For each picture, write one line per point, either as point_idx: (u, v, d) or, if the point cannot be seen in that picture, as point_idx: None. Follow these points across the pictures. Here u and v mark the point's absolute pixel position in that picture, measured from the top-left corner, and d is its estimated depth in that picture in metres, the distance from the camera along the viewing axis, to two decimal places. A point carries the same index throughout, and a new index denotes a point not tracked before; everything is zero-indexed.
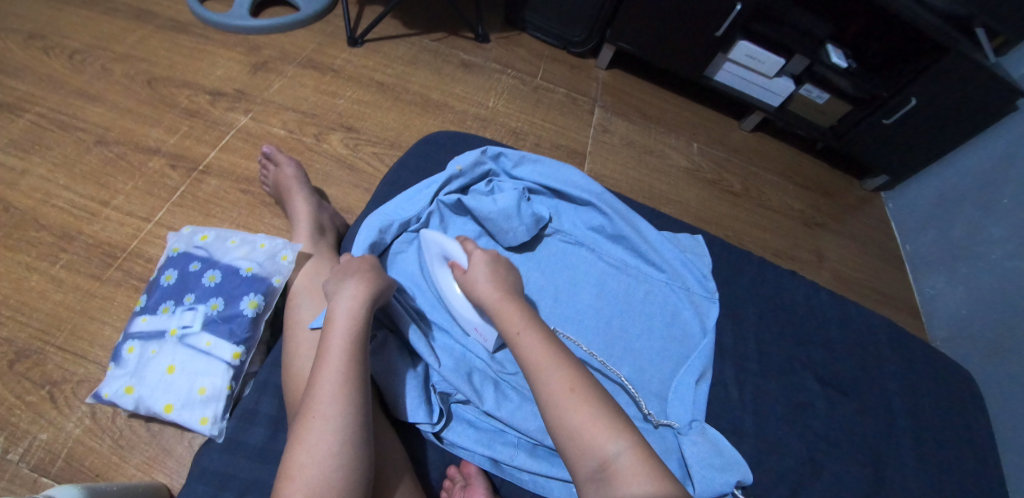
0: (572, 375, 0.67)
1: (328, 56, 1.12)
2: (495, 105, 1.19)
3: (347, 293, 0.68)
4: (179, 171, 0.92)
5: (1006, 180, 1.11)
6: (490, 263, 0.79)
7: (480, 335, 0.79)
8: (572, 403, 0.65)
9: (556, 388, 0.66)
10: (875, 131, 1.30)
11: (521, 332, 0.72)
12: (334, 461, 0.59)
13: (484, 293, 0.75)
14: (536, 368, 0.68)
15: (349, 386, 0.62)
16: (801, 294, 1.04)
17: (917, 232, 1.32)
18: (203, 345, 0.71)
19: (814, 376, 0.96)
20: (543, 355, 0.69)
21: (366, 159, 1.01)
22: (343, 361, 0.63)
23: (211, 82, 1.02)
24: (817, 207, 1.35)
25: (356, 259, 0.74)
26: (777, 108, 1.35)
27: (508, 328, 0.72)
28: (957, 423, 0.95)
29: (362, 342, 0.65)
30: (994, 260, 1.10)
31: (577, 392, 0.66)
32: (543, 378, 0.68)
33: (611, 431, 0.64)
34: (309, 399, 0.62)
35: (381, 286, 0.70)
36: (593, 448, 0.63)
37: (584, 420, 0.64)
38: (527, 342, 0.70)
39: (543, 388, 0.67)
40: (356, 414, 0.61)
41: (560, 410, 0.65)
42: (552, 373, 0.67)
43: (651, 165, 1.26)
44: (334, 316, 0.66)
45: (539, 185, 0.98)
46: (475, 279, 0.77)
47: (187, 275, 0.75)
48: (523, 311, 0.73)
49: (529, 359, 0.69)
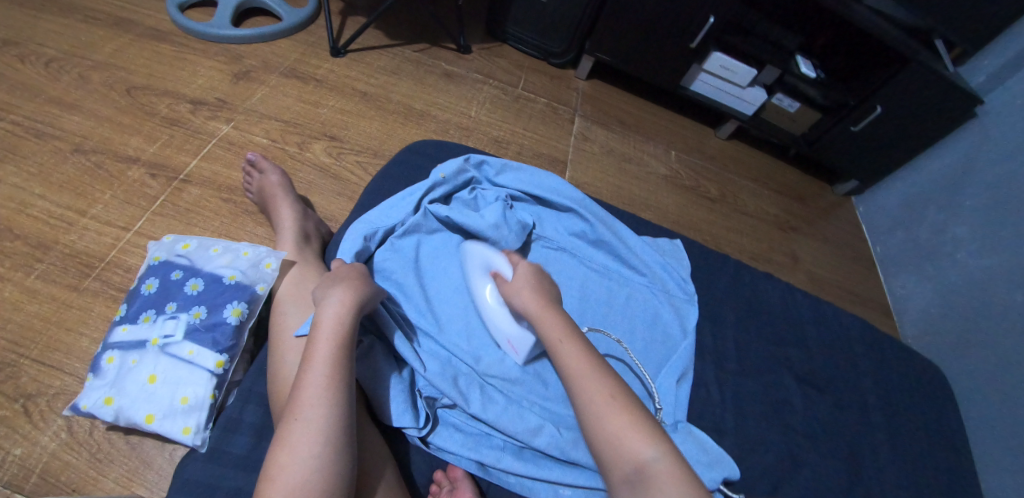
0: (609, 382, 0.70)
1: (310, 66, 1.13)
2: (477, 114, 1.20)
3: (335, 298, 0.68)
4: (159, 180, 0.91)
5: (969, 183, 1.17)
6: (535, 274, 0.82)
7: (512, 347, 0.81)
8: (611, 410, 0.68)
9: (594, 395, 0.69)
10: (845, 138, 1.34)
11: (562, 338, 0.74)
12: (317, 463, 0.58)
13: (528, 300, 0.78)
14: (574, 375, 0.71)
15: (333, 389, 0.62)
16: (777, 296, 1.08)
17: (886, 234, 1.37)
18: (186, 354, 0.69)
19: (791, 374, 0.99)
20: (581, 363, 0.71)
21: (349, 168, 1.01)
22: (329, 365, 0.63)
23: (192, 91, 1.02)
24: (791, 212, 1.39)
25: (345, 267, 0.74)
26: (750, 117, 1.39)
27: (548, 335, 0.75)
28: (927, 415, 0.99)
29: (348, 346, 0.65)
30: (959, 259, 1.15)
31: (616, 400, 0.69)
32: (581, 385, 0.70)
33: (646, 438, 0.66)
34: (294, 400, 0.61)
35: (366, 293, 0.71)
36: (629, 453, 0.65)
37: (620, 426, 0.67)
38: (567, 349, 0.73)
39: (583, 395, 0.70)
40: (340, 415, 0.61)
41: (597, 417, 0.68)
42: (591, 382, 0.70)
43: (630, 172, 1.28)
44: (320, 321, 0.66)
45: (522, 192, 0.99)
46: (518, 288, 0.80)
47: (169, 284, 0.74)
48: (562, 319, 0.76)
49: (568, 366, 0.72)
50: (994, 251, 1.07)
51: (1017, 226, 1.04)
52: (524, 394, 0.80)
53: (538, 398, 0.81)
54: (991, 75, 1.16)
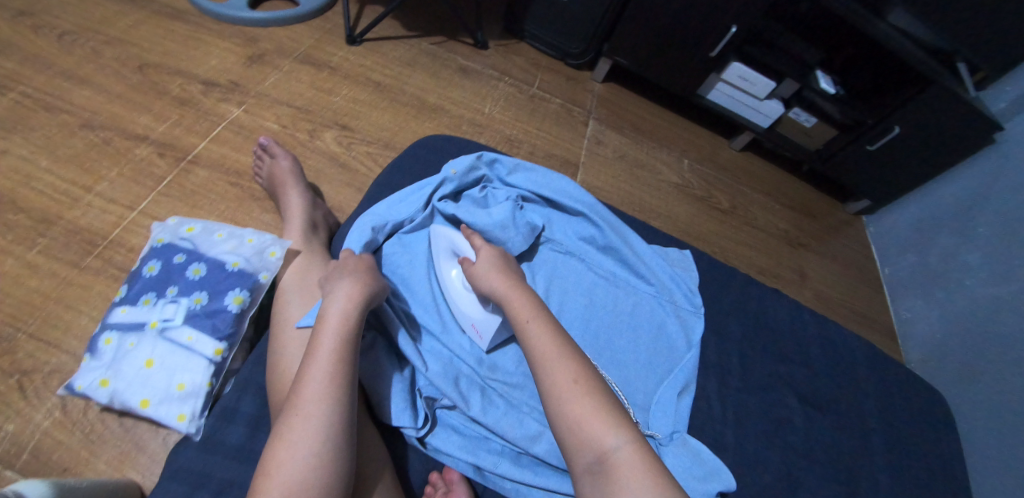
0: (575, 367, 0.68)
1: (325, 53, 1.11)
2: (491, 111, 1.19)
3: (342, 294, 0.67)
4: (167, 160, 0.89)
5: (982, 209, 1.15)
6: (499, 257, 0.80)
7: (477, 332, 0.80)
8: (575, 395, 0.65)
9: (560, 379, 0.67)
10: (861, 157, 1.33)
11: (529, 321, 0.72)
12: (315, 460, 0.57)
13: (494, 283, 0.76)
14: (541, 359, 0.69)
15: (336, 385, 0.61)
16: (784, 313, 1.07)
17: (896, 256, 1.36)
18: (184, 340, 0.68)
19: (794, 392, 0.98)
20: (548, 346, 0.69)
21: (359, 158, 1.00)
22: (333, 360, 0.62)
23: (205, 71, 1.00)
24: (800, 228, 1.38)
25: (353, 258, 0.73)
26: (766, 129, 1.38)
27: (517, 316, 0.73)
28: (929, 443, 0.98)
29: (354, 342, 0.64)
30: (968, 286, 1.14)
31: (581, 386, 0.66)
32: (547, 369, 0.68)
33: (610, 425, 0.64)
34: (295, 395, 0.60)
35: (374, 288, 0.70)
36: (591, 441, 0.63)
37: (584, 412, 0.64)
38: (535, 333, 0.71)
39: (548, 379, 0.68)
40: (341, 412, 0.60)
41: (561, 401, 0.66)
42: (557, 367, 0.68)
43: (642, 178, 1.27)
44: (326, 316, 0.65)
45: (533, 193, 0.97)
46: (484, 270, 0.78)
47: (171, 266, 0.73)
48: (531, 302, 0.74)
49: (535, 349, 0.70)
50: (1005, 280, 1.06)
51: None
52: (525, 400, 0.79)
53: (540, 404, 0.79)
54: (1013, 101, 1.15)
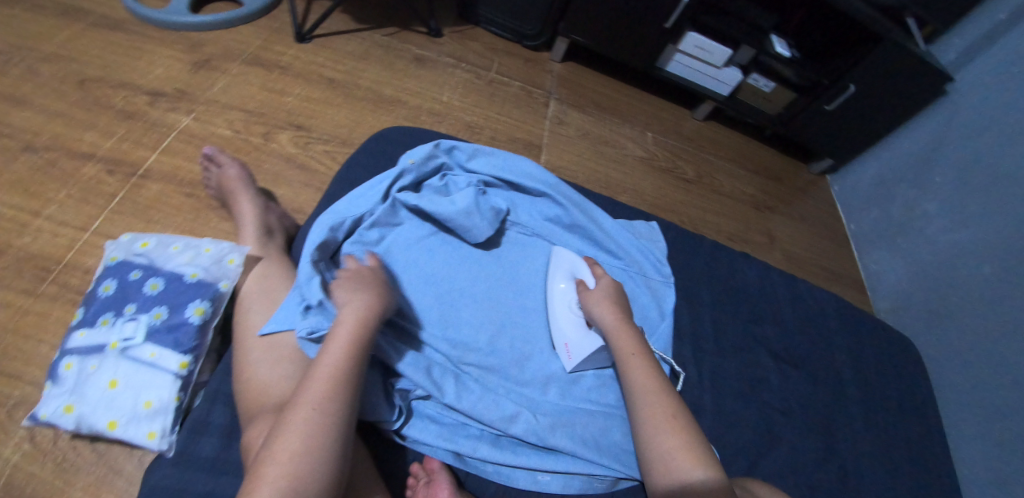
0: (673, 403, 0.76)
1: (274, 53, 1.09)
2: (450, 99, 1.18)
3: (355, 302, 0.69)
4: (117, 176, 0.87)
5: (939, 161, 1.19)
6: (614, 287, 0.87)
7: (568, 352, 0.85)
8: (668, 430, 0.73)
9: (655, 413, 0.75)
10: (821, 118, 1.34)
11: (634, 354, 0.79)
12: (310, 458, 0.58)
13: (604, 312, 0.83)
14: (640, 391, 0.77)
15: (341, 386, 0.63)
16: (754, 275, 1.10)
17: (860, 211, 1.39)
18: (147, 356, 0.67)
19: (767, 352, 1.01)
20: (649, 380, 0.77)
21: (317, 158, 0.99)
22: (343, 363, 0.64)
23: (149, 82, 0.98)
24: (767, 192, 1.40)
25: (369, 268, 0.74)
26: (727, 97, 1.38)
27: (622, 348, 0.80)
28: (903, 387, 1.03)
29: (364, 348, 0.66)
30: (930, 234, 1.18)
31: (677, 422, 0.74)
32: (647, 402, 0.76)
33: (695, 462, 0.71)
34: (300, 394, 0.62)
35: (384, 297, 0.72)
36: (680, 473, 0.71)
37: (673, 445, 0.72)
38: (637, 366, 0.79)
39: (646, 411, 0.75)
40: (341, 414, 0.62)
41: (656, 432, 0.74)
42: (655, 401, 0.75)
43: (607, 155, 1.27)
44: (340, 322, 0.67)
45: (494, 178, 0.97)
46: (598, 297, 0.85)
47: (127, 284, 0.71)
48: (635, 337, 0.81)
49: (635, 382, 0.78)
50: (965, 225, 1.10)
51: (984, 202, 1.07)
52: (499, 382, 0.81)
53: (514, 385, 0.81)
54: (961, 52, 1.17)
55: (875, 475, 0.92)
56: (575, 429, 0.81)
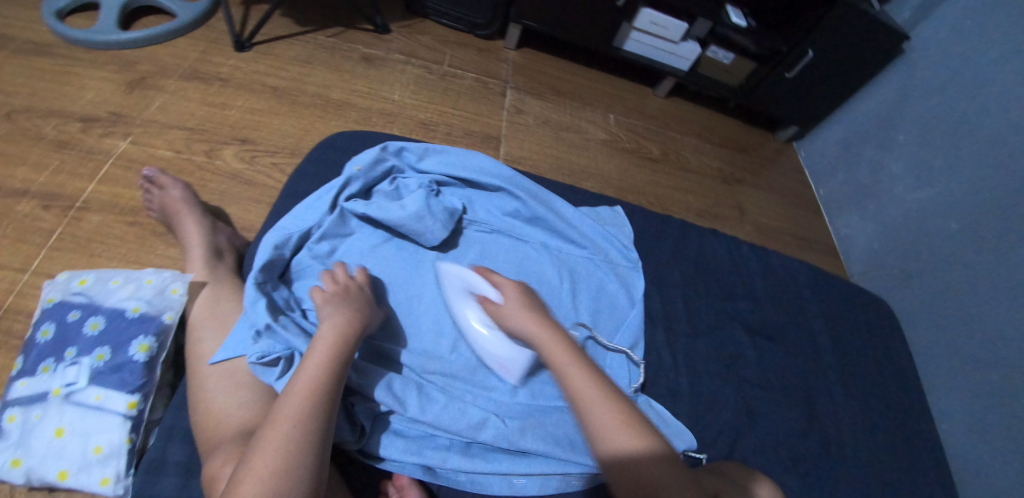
0: (619, 406, 0.69)
1: (213, 64, 1.05)
2: (402, 98, 1.14)
3: (334, 316, 0.69)
4: (53, 211, 0.83)
5: (900, 119, 1.20)
6: (522, 293, 0.79)
7: (506, 369, 0.81)
8: (623, 437, 0.67)
9: (607, 422, 0.68)
10: (783, 85, 1.33)
11: (570, 362, 0.72)
12: (288, 475, 0.57)
13: (526, 324, 0.75)
14: (584, 401, 0.69)
15: (318, 398, 0.62)
16: (724, 250, 1.10)
17: (828, 176, 1.39)
18: (93, 400, 0.65)
19: (742, 327, 1.00)
20: (591, 387, 0.70)
21: (265, 171, 0.96)
22: (321, 375, 0.64)
23: (81, 107, 0.93)
24: (734, 164, 1.39)
25: (354, 285, 0.75)
26: (687, 72, 1.36)
27: (556, 359, 0.72)
28: (877, 351, 1.04)
29: (343, 359, 0.66)
30: (897, 194, 1.20)
31: (629, 426, 0.68)
32: (592, 412, 0.68)
33: (656, 466, 0.66)
34: (277, 409, 0.61)
35: (365, 312, 0.72)
36: (643, 481, 0.65)
37: (630, 449, 0.66)
38: (575, 374, 0.71)
39: (595, 421, 0.68)
40: (319, 427, 0.61)
41: (610, 444, 0.67)
42: (604, 410, 0.68)
43: (569, 141, 1.25)
44: (318, 336, 0.67)
45: (447, 176, 0.95)
46: (513, 309, 0.77)
47: (66, 326, 0.69)
48: (565, 343, 0.73)
49: (576, 393, 0.70)
50: (932, 181, 1.12)
51: (948, 156, 1.09)
52: (465, 389, 0.79)
53: (481, 390, 0.80)
54: (914, 10, 1.19)
55: (860, 441, 0.93)
56: (547, 428, 0.79)
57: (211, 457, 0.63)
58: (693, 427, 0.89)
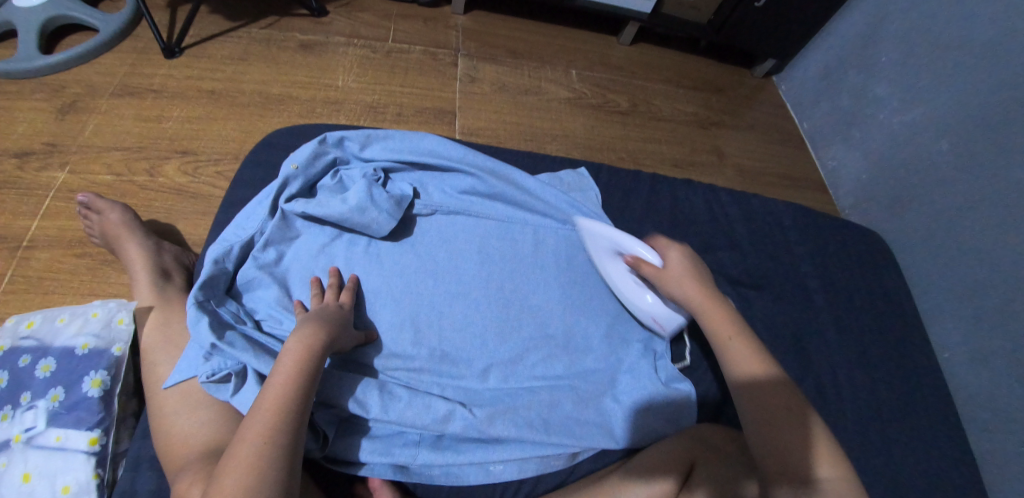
0: (778, 378, 0.68)
1: (144, 76, 1.04)
2: (346, 83, 1.11)
3: (302, 329, 0.68)
4: (1, 253, 0.84)
5: (882, 38, 1.12)
6: (688, 261, 0.79)
7: (658, 324, 0.84)
8: (774, 406, 0.66)
9: (759, 386, 0.67)
10: (752, 17, 1.24)
11: (734, 335, 0.71)
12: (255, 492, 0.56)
13: (689, 291, 0.76)
14: (739, 365, 0.69)
15: (285, 412, 0.61)
16: (699, 200, 1.05)
17: (812, 106, 1.32)
18: (54, 441, 0.66)
19: (724, 279, 0.97)
20: (750, 358, 0.69)
21: (209, 182, 0.95)
22: (289, 389, 0.62)
23: (16, 142, 0.93)
24: (710, 106, 1.31)
25: (334, 305, 0.75)
26: (650, 15, 1.28)
27: (716, 327, 0.73)
28: (867, 285, 1.00)
29: (312, 372, 0.65)
30: (883, 118, 1.13)
31: (784, 397, 0.66)
32: (744, 378, 0.68)
33: (795, 429, 0.64)
34: (244, 427, 0.60)
35: (340, 330, 0.71)
36: (777, 436, 0.64)
37: (786, 420, 0.65)
38: (737, 341, 0.71)
39: (745, 385, 0.68)
40: (286, 441, 0.59)
41: (757, 408, 0.66)
42: (765, 383, 0.67)
43: (528, 104, 1.19)
44: (285, 350, 0.66)
45: (394, 162, 0.91)
46: (677, 277, 0.77)
47: (19, 372, 0.70)
48: (729, 314, 0.73)
49: (732, 358, 0.70)
50: (919, 101, 1.05)
51: (933, 72, 1.02)
52: (432, 381, 0.79)
53: (448, 380, 0.79)
54: None
55: (855, 382, 0.90)
56: (518, 412, 0.78)
57: (175, 481, 0.62)
58: None
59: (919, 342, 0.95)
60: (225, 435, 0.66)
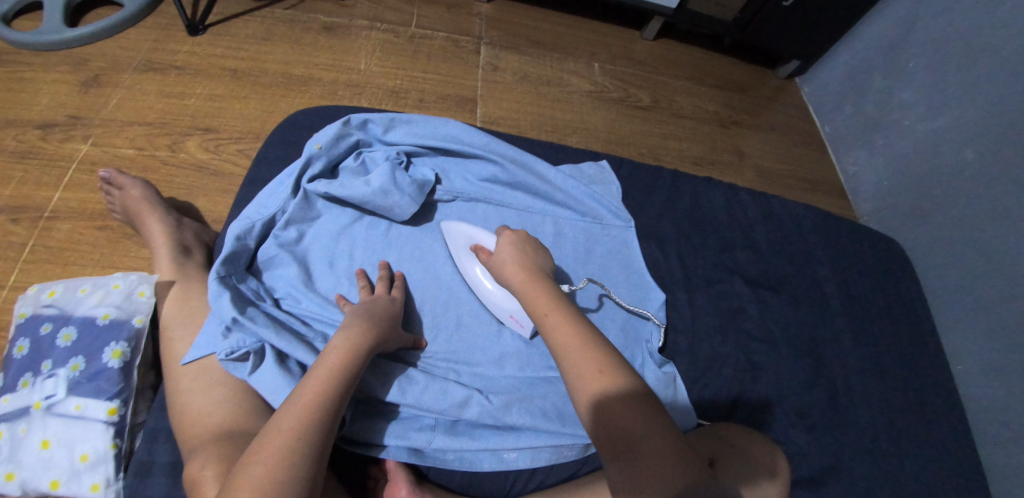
0: (598, 355, 0.63)
1: (168, 52, 1.03)
2: (368, 67, 1.11)
3: (349, 326, 0.68)
4: (23, 223, 0.85)
5: (911, 44, 1.11)
6: (518, 243, 0.77)
7: (517, 321, 0.80)
8: (599, 386, 0.62)
9: (575, 363, 0.63)
10: (778, 16, 1.23)
11: (548, 314, 0.68)
12: (278, 485, 0.55)
13: (510, 276, 0.73)
14: (562, 347, 0.65)
15: (322, 408, 0.60)
16: (719, 199, 1.04)
17: (834, 111, 1.31)
18: (74, 410, 0.67)
19: (742, 279, 0.96)
20: (569, 336, 0.65)
21: (230, 159, 0.95)
22: (329, 385, 0.62)
23: (39, 114, 0.94)
24: (732, 105, 1.31)
25: (386, 299, 0.75)
26: (676, 10, 1.26)
27: (534, 308, 0.69)
28: (885, 291, 0.99)
29: (354, 371, 0.64)
30: (907, 126, 1.11)
31: (605, 375, 0.62)
32: (568, 360, 0.64)
33: (636, 415, 0.61)
34: (279, 415, 0.59)
35: (389, 330, 0.71)
36: (623, 431, 0.60)
37: (610, 400, 0.61)
38: (553, 322, 0.67)
39: (572, 371, 0.63)
40: (319, 438, 0.59)
41: (584, 394, 0.62)
42: (590, 362, 0.63)
43: (550, 95, 1.19)
44: (331, 346, 0.65)
45: (417, 146, 0.91)
46: (504, 262, 0.75)
47: (41, 340, 0.71)
48: (547, 293, 0.70)
49: (556, 340, 0.66)
50: (945, 109, 1.03)
51: (962, 80, 1.00)
52: (448, 367, 0.78)
53: (465, 366, 0.79)
54: None
55: (869, 389, 0.89)
56: (534, 402, 0.78)
57: (191, 458, 0.62)
58: (692, 385, 0.87)
59: (934, 350, 0.95)
60: (244, 412, 0.66)
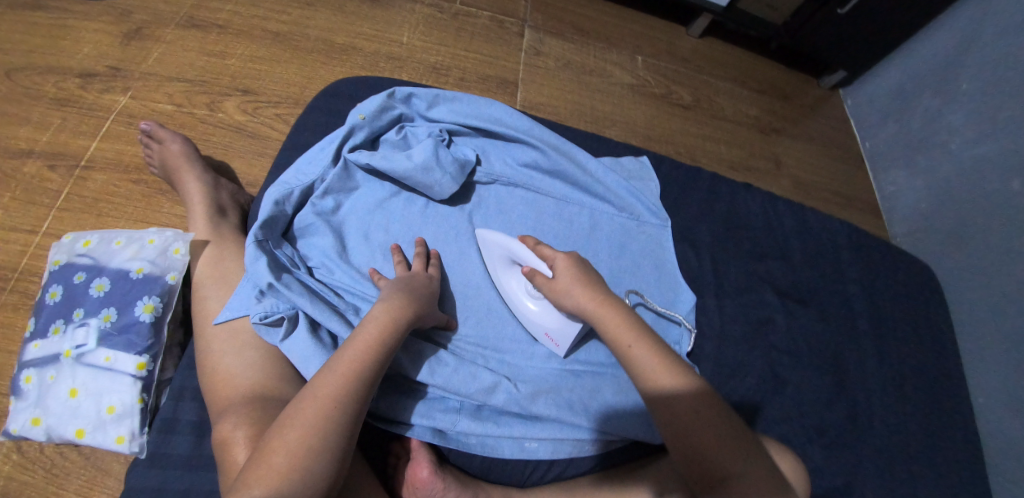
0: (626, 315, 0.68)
1: (210, 10, 1.02)
2: (411, 40, 1.09)
3: (390, 297, 0.67)
4: (59, 171, 0.84)
5: (966, 64, 1.07)
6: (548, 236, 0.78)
7: (552, 340, 0.77)
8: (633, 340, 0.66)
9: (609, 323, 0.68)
10: (831, 25, 1.21)
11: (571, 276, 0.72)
12: (311, 450, 0.55)
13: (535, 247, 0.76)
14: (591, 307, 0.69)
15: (358, 380, 0.59)
16: (757, 205, 1.02)
17: (877, 128, 1.28)
18: (103, 361, 0.67)
19: (773, 290, 0.94)
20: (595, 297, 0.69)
21: (268, 123, 0.94)
22: (367, 354, 0.61)
23: (80, 63, 0.93)
24: (773, 112, 1.28)
25: (424, 276, 0.74)
26: (726, 9, 1.24)
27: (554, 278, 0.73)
28: (915, 317, 0.97)
29: (393, 345, 0.63)
30: (953, 150, 1.08)
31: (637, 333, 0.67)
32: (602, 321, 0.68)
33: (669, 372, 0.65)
34: (316, 382, 0.59)
35: (427, 306, 0.69)
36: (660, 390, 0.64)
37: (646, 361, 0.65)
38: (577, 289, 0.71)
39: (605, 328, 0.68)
40: (353, 408, 0.58)
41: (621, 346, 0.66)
42: (613, 318, 0.68)
43: (591, 85, 1.17)
44: (371, 316, 0.64)
45: (459, 125, 0.89)
46: (567, 286, 0.71)
47: (74, 288, 0.71)
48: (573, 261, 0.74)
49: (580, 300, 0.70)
50: (994, 136, 1.00)
51: (1015, 106, 0.97)
52: (477, 353, 0.77)
53: (494, 352, 0.78)
54: None
55: (891, 412, 0.88)
56: (562, 394, 0.76)
57: (219, 421, 0.62)
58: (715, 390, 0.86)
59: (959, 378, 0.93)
60: (272, 378, 0.65)
